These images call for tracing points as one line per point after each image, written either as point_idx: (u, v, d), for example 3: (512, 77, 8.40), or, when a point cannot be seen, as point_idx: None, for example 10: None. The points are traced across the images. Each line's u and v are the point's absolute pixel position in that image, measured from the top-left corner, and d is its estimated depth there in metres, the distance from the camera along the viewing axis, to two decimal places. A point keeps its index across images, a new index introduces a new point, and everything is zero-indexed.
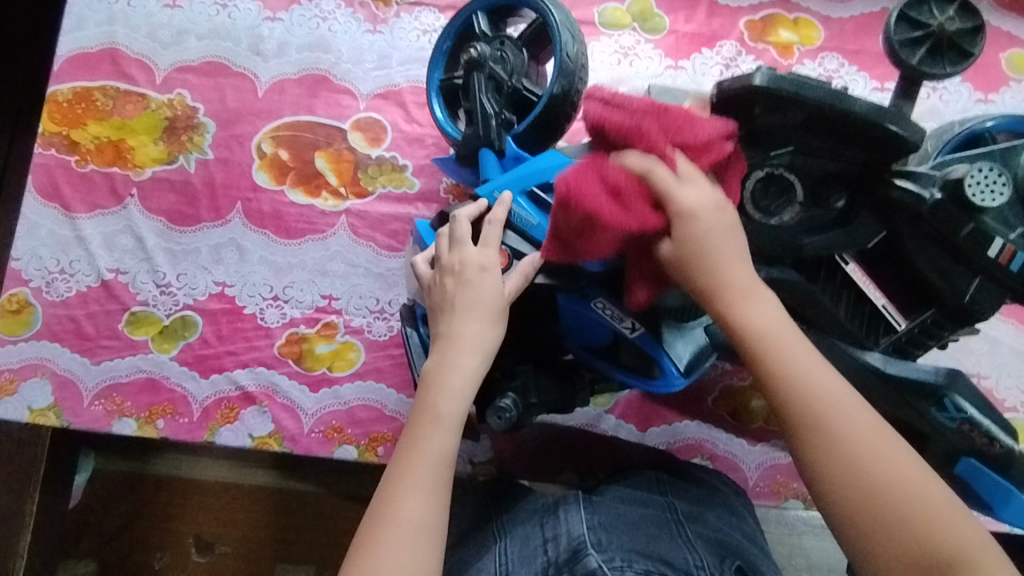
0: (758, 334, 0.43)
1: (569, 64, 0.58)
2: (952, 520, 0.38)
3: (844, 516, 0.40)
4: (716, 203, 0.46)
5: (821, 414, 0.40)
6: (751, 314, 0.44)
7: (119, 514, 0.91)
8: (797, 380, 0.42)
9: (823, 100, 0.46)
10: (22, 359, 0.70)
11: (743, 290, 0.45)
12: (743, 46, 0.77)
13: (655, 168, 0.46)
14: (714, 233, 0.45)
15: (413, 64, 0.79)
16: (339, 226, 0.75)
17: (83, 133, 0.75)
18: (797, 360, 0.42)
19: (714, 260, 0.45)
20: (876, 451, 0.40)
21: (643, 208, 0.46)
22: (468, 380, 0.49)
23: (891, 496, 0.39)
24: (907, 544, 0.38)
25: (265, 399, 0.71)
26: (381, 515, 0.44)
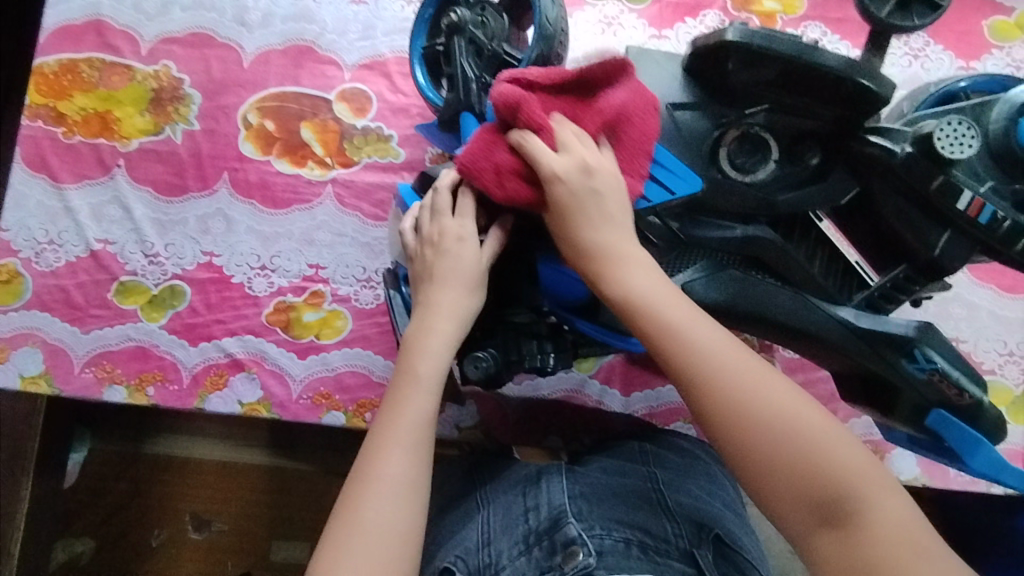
0: (635, 302, 0.47)
1: (550, 28, 0.59)
2: (830, 446, 0.42)
3: (758, 473, 0.43)
4: (582, 165, 0.48)
5: (709, 369, 0.45)
6: (636, 287, 0.48)
7: (116, 492, 0.92)
8: (691, 344, 0.45)
9: (794, 53, 0.47)
10: (13, 328, 0.71)
11: (620, 258, 0.48)
12: (726, 15, 0.77)
13: (530, 139, 0.48)
14: (597, 191, 0.48)
15: (398, 34, 0.79)
16: (325, 196, 0.76)
17: (70, 104, 0.75)
18: (686, 325, 0.46)
19: (586, 224, 0.49)
20: (769, 400, 0.44)
21: (518, 180, 0.50)
22: (446, 343, 0.50)
23: (779, 434, 0.43)
24: (802, 481, 0.42)
25: (253, 366, 0.72)
26: (365, 472, 0.45)
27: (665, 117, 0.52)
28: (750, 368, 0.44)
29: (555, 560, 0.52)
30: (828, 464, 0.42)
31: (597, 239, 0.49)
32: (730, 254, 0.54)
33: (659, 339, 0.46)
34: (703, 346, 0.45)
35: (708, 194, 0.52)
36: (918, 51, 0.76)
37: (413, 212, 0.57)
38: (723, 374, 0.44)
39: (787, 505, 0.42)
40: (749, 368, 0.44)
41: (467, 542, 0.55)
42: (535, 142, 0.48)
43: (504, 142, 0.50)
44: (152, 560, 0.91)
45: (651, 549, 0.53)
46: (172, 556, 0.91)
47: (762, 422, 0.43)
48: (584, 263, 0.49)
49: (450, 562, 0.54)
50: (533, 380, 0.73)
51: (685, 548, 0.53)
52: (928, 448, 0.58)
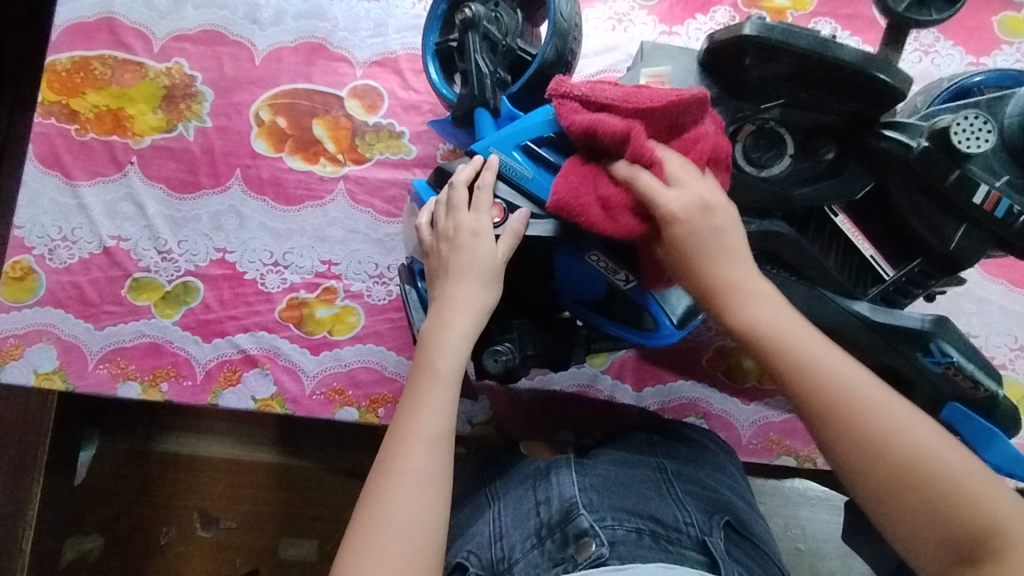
0: (764, 334, 0.44)
1: (564, 23, 0.59)
2: (973, 488, 0.39)
3: (892, 515, 0.41)
4: (702, 202, 0.47)
5: (841, 405, 0.42)
6: (757, 313, 0.45)
7: (126, 490, 0.92)
8: (823, 378, 0.43)
9: (812, 48, 0.47)
10: (27, 325, 0.71)
11: (744, 289, 0.46)
12: (737, 12, 0.77)
13: (640, 174, 0.48)
14: (715, 227, 0.47)
15: (409, 31, 0.79)
16: (337, 193, 0.76)
17: (83, 102, 0.75)
18: (815, 356, 0.43)
19: (709, 258, 0.47)
20: (905, 434, 0.41)
21: (632, 215, 0.49)
22: (463, 336, 0.51)
23: (917, 473, 0.40)
24: (942, 525, 0.39)
25: (266, 362, 0.72)
26: (386, 467, 0.45)
27: None
28: (884, 402, 0.42)
29: (568, 552, 0.51)
30: (974, 507, 0.39)
31: (720, 271, 0.46)
32: (745, 249, 0.54)
33: (787, 372, 0.44)
34: (834, 378, 0.43)
35: (724, 190, 0.53)
36: (928, 47, 0.76)
37: (429, 206, 0.57)
38: (861, 417, 0.42)
39: (925, 548, 0.40)
40: (884, 402, 0.42)
41: (479, 537, 0.56)
42: (647, 177, 0.48)
43: (606, 175, 0.50)
44: (161, 558, 0.91)
45: (663, 539, 0.53)
46: (181, 554, 0.91)
47: (904, 466, 0.40)
48: (710, 293, 0.47)
49: (462, 557, 0.55)
50: (545, 374, 0.73)
51: (697, 536, 0.54)
52: None
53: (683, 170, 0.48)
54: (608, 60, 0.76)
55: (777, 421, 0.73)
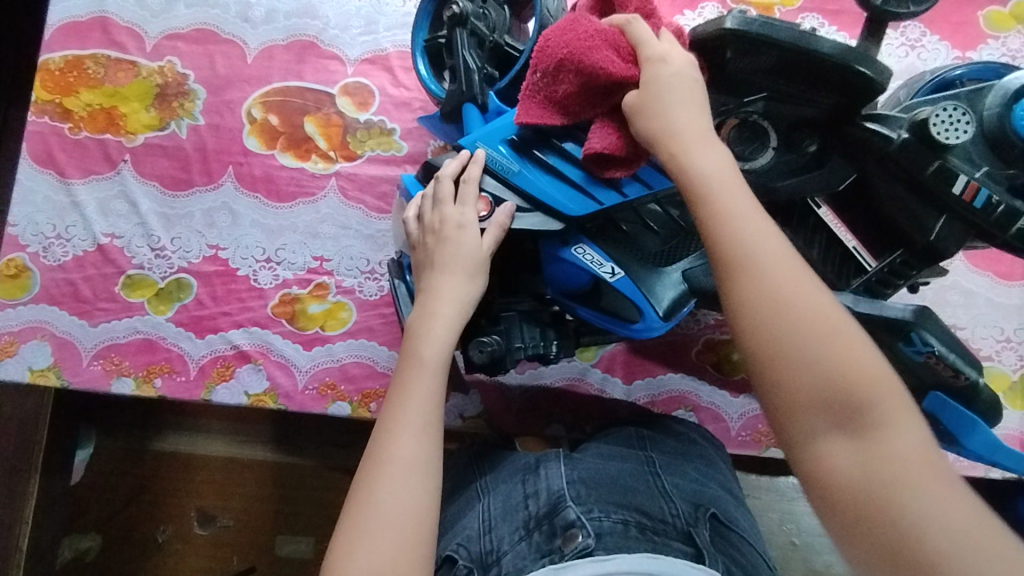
0: (698, 176, 0.44)
1: (550, 19, 0.59)
2: (861, 360, 0.39)
3: (769, 369, 0.40)
4: (686, 61, 0.48)
5: (751, 252, 0.41)
6: (696, 162, 0.45)
7: (122, 488, 0.93)
8: (736, 227, 0.42)
9: (793, 43, 0.48)
10: (22, 322, 0.71)
11: (693, 136, 0.46)
12: (725, 7, 0.78)
13: (635, 23, 0.50)
14: (681, 86, 0.47)
15: (400, 29, 0.80)
16: (329, 189, 0.76)
17: (76, 101, 0.76)
18: (736, 211, 0.43)
19: (671, 106, 0.47)
20: (807, 297, 0.40)
21: (613, 54, 0.49)
22: (449, 326, 0.52)
23: (809, 328, 0.39)
24: (817, 381, 0.39)
25: (259, 358, 0.72)
26: (375, 454, 0.46)
27: None
28: (794, 266, 0.41)
29: (555, 544, 0.52)
30: (852, 372, 0.38)
31: (670, 120, 0.46)
32: None
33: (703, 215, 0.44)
34: (749, 232, 0.42)
35: None
36: (914, 42, 0.77)
37: (416, 200, 0.58)
38: (765, 261, 0.41)
39: (798, 402, 0.39)
40: (793, 266, 0.41)
41: (469, 530, 0.56)
42: (640, 25, 0.49)
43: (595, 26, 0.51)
44: (158, 555, 0.92)
45: (649, 530, 0.53)
46: (177, 552, 0.92)
47: (802, 320, 0.40)
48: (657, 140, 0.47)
49: (452, 549, 0.55)
50: (536, 368, 0.74)
51: (683, 527, 0.54)
52: None
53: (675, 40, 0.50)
54: None
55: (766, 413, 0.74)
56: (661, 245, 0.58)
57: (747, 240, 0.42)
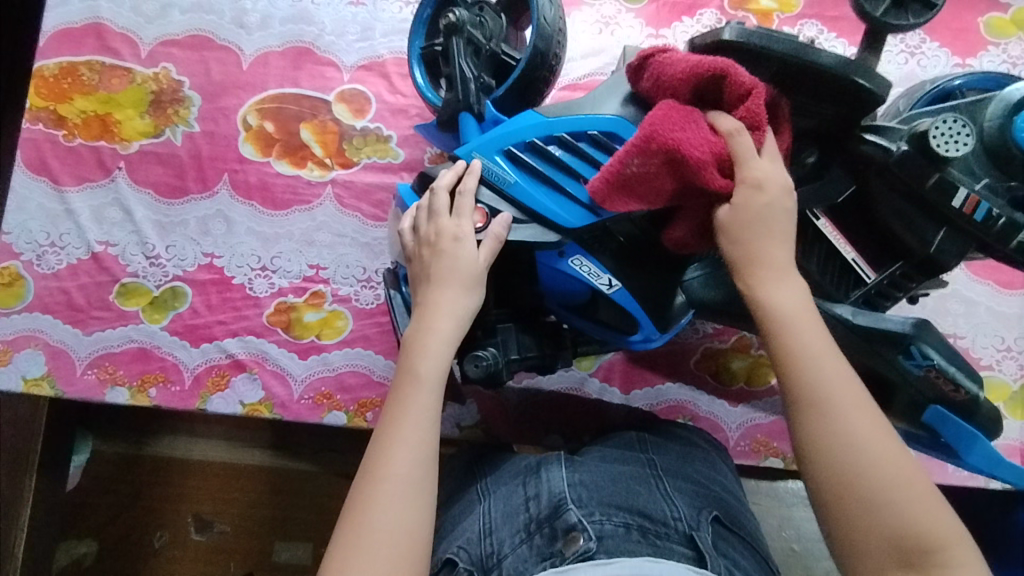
0: (783, 315, 0.46)
1: (546, 27, 0.59)
2: (930, 508, 0.41)
3: (841, 509, 0.42)
4: (784, 183, 0.48)
5: (827, 392, 0.44)
6: (773, 297, 0.47)
7: (117, 494, 0.92)
8: (814, 370, 0.44)
9: (790, 53, 0.47)
10: (15, 331, 0.71)
11: (782, 275, 0.48)
12: (724, 14, 0.78)
13: (740, 135, 0.48)
14: (771, 213, 0.48)
15: (396, 35, 0.79)
16: (325, 197, 0.76)
17: (70, 107, 0.76)
18: (813, 354, 0.45)
19: (760, 240, 0.48)
20: (880, 443, 0.43)
21: (716, 170, 0.48)
22: (446, 342, 0.51)
23: (881, 475, 0.42)
24: (886, 530, 0.41)
25: (255, 367, 0.72)
26: (370, 473, 0.45)
27: None
28: (869, 411, 0.43)
29: (557, 547, 0.51)
30: (921, 522, 0.40)
31: (763, 257, 0.48)
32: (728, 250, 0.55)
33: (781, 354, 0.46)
34: (826, 374, 0.44)
35: None
36: (914, 49, 0.76)
37: (412, 211, 0.57)
38: (853, 415, 0.43)
39: (867, 546, 0.41)
40: (868, 410, 0.44)
41: (469, 533, 0.56)
42: (746, 140, 0.48)
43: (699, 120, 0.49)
44: (154, 561, 0.91)
45: (650, 534, 0.53)
46: (174, 558, 0.91)
47: (878, 467, 0.42)
48: (743, 264, 0.48)
49: (452, 552, 0.55)
50: (533, 377, 0.74)
51: (685, 531, 0.54)
52: (926, 444, 0.59)
53: (776, 149, 0.49)
54: (594, 63, 0.76)
55: (765, 422, 0.73)
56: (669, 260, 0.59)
57: (824, 381, 0.44)
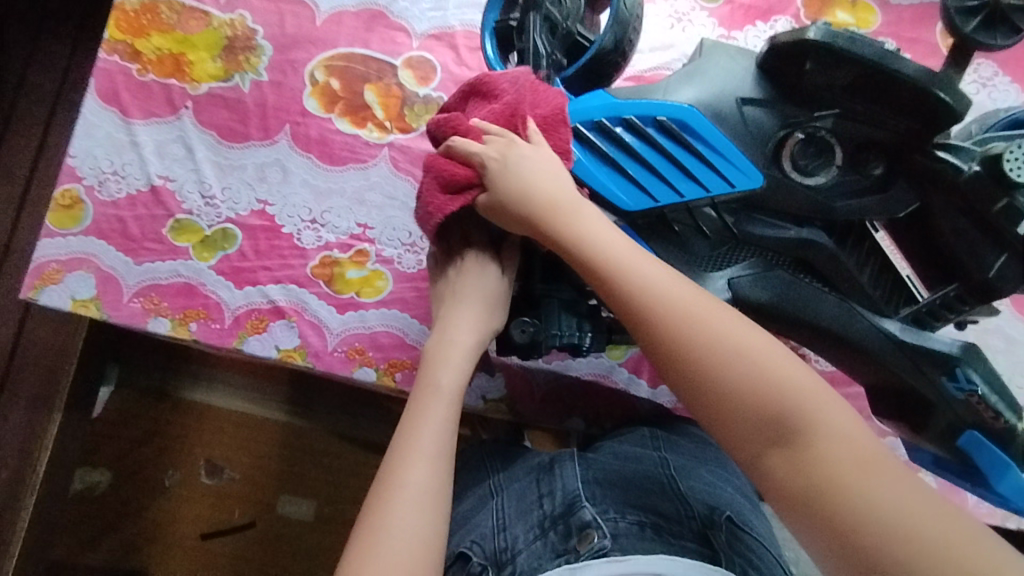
0: (587, 246, 0.48)
1: (625, 13, 0.60)
2: (775, 368, 0.42)
3: (705, 411, 0.44)
4: (504, 146, 0.52)
5: (649, 301, 0.46)
6: (581, 229, 0.49)
7: (137, 429, 0.94)
8: (636, 281, 0.47)
9: (875, 59, 0.48)
10: (69, 252, 0.72)
11: (565, 207, 0.50)
12: (797, 22, 0.77)
13: (455, 141, 0.54)
14: (526, 156, 0.51)
15: (468, 9, 0.82)
16: (380, 158, 0.77)
17: (147, 43, 0.78)
18: (631, 266, 0.47)
19: (534, 182, 0.51)
20: (710, 327, 0.44)
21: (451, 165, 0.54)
22: (465, 354, 0.55)
23: (713, 358, 0.43)
24: (748, 409, 0.42)
25: (293, 315, 0.73)
26: (387, 480, 0.47)
27: (734, 111, 0.54)
28: (685, 300, 0.45)
29: (570, 543, 0.53)
30: (777, 390, 0.42)
31: (548, 192, 0.50)
32: (780, 255, 0.56)
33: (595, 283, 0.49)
34: (647, 283, 0.47)
35: (768, 192, 0.54)
36: (987, 80, 0.75)
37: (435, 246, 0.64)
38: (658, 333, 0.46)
39: (739, 432, 0.42)
40: (685, 299, 0.46)
41: (483, 527, 0.57)
42: (461, 141, 0.53)
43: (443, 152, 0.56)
44: (163, 499, 0.93)
45: (665, 531, 0.54)
46: (182, 497, 0.93)
47: (717, 355, 0.43)
48: (529, 208, 0.50)
49: (465, 546, 0.56)
50: (564, 360, 0.74)
51: (699, 529, 0.55)
52: (954, 471, 0.58)
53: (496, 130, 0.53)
54: (662, 57, 0.76)
55: None
56: (709, 251, 0.56)
57: (641, 287, 0.46)
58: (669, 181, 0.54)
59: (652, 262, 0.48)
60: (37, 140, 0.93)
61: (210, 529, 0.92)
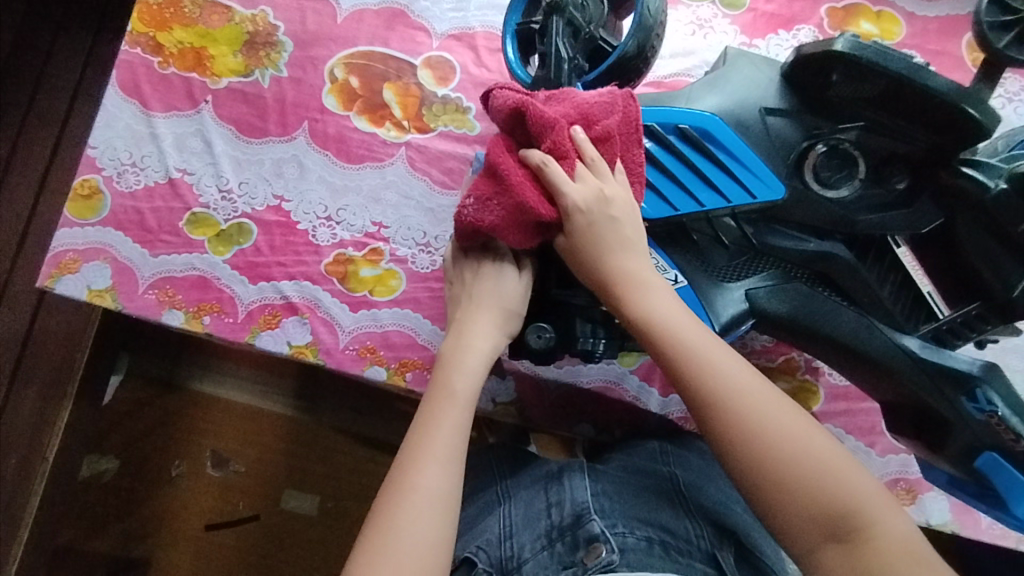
0: (656, 323, 0.50)
1: (648, 19, 0.59)
2: (828, 462, 0.46)
3: (759, 492, 0.47)
4: (599, 197, 0.51)
5: (719, 386, 0.48)
6: (649, 305, 0.51)
7: (146, 418, 0.95)
8: (707, 365, 0.49)
9: (905, 72, 0.48)
10: (86, 242, 0.72)
11: (637, 281, 0.52)
12: (821, 31, 0.77)
13: (552, 165, 0.50)
14: (612, 221, 0.52)
15: (490, 10, 0.82)
16: (397, 157, 0.77)
17: (169, 37, 0.78)
18: (702, 347, 0.49)
19: (609, 251, 0.52)
20: (772, 415, 0.48)
21: (539, 196, 0.51)
22: (482, 360, 0.55)
23: (775, 446, 0.47)
24: (810, 502, 0.46)
25: (306, 311, 0.73)
26: (398, 484, 0.47)
27: (757, 121, 0.54)
28: (753, 388, 0.48)
29: (578, 556, 0.54)
30: (832, 482, 0.46)
31: (617, 265, 0.52)
32: (799, 268, 0.55)
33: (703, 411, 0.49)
34: (714, 364, 0.49)
35: (789, 204, 0.53)
36: (1015, 95, 0.74)
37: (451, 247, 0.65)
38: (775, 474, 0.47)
39: (793, 519, 0.46)
40: (753, 387, 0.48)
41: (489, 533, 0.56)
42: (557, 168, 0.50)
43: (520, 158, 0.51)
44: (168, 489, 0.93)
45: (672, 549, 0.54)
46: (188, 488, 0.93)
47: (779, 445, 0.47)
48: (604, 282, 0.52)
49: (471, 551, 0.55)
50: (574, 365, 0.72)
51: (707, 549, 0.55)
52: (970, 492, 0.58)
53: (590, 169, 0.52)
54: (683, 63, 0.75)
55: None
56: (727, 261, 0.56)
57: (712, 373, 0.48)
58: (689, 189, 0.54)
59: (718, 343, 0.50)
60: (57, 130, 0.94)
61: (214, 521, 0.93)
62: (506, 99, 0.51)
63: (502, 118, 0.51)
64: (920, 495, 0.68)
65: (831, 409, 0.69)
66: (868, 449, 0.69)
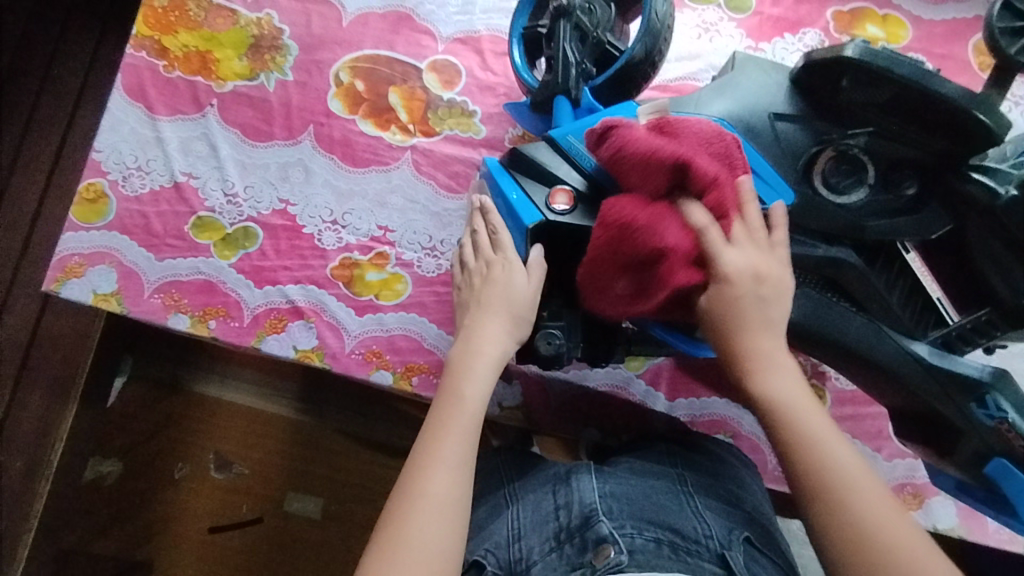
0: (777, 404, 0.48)
1: (656, 24, 0.59)
2: None
3: None
4: (757, 265, 0.49)
5: (835, 482, 0.45)
6: (770, 384, 0.49)
7: (150, 421, 0.95)
8: (823, 456, 0.46)
9: (914, 77, 0.48)
10: (91, 246, 0.72)
11: (765, 359, 0.49)
12: (827, 35, 0.76)
13: (711, 227, 0.49)
14: (761, 296, 0.50)
15: (495, 14, 0.82)
16: (403, 161, 0.77)
17: (174, 40, 0.78)
18: (821, 437, 0.47)
19: (745, 327, 0.49)
20: (888, 526, 0.44)
21: (690, 257, 0.50)
22: (491, 365, 0.54)
23: (889, 559, 0.43)
24: None
25: (312, 315, 0.73)
26: (407, 490, 0.47)
27: (766, 126, 0.54)
28: (873, 490, 0.45)
29: (586, 557, 0.53)
30: None
31: (747, 341, 0.49)
32: (808, 273, 0.55)
33: (768, 409, 0.48)
34: (833, 457, 0.46)
35: (799, 210, 0.53)
36: (1021, 99, 0.74)
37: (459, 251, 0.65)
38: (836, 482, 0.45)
39: None
40: (872, 489, 0.45)
41: (496, 536, 0.57)
42: (716, 232, 0.49)
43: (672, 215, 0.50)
44: (172, 491, 0.93)
45: (681, 550, 0.53)
46: (192, 491, 0.93)
47: (892, 556, 0.43)
48: (727, 351, 0.50)
49: (480, 554, 0.56)
50: (582, 368, 0.74)
51: (716, 550, 0.54)
52: (978, 497, 0.57)
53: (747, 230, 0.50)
54: (689, 67, 0.75)
55: None
56: None
57: (829, 466, 0.45)
58: None
59: (842, 440, 0.47)
60: (61, 132, 0.93)
61: (218, 523, 0.93)
62: (654, 150, 0.50)
63: (643, 170, 0.50)
64: (927, 499, 0.68)
65: (838, 414, 0.69)
66: (875, 454, 0.69)
